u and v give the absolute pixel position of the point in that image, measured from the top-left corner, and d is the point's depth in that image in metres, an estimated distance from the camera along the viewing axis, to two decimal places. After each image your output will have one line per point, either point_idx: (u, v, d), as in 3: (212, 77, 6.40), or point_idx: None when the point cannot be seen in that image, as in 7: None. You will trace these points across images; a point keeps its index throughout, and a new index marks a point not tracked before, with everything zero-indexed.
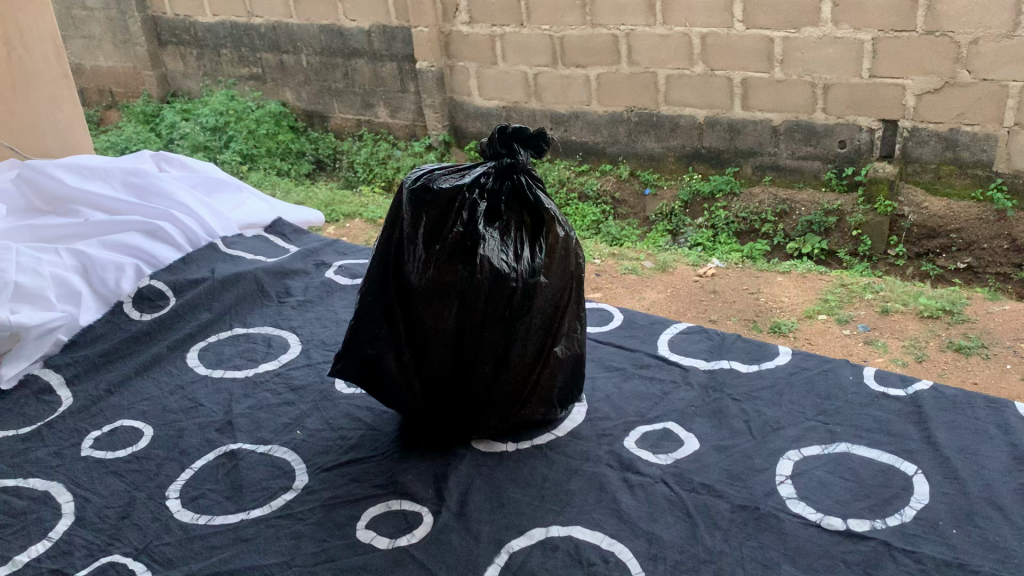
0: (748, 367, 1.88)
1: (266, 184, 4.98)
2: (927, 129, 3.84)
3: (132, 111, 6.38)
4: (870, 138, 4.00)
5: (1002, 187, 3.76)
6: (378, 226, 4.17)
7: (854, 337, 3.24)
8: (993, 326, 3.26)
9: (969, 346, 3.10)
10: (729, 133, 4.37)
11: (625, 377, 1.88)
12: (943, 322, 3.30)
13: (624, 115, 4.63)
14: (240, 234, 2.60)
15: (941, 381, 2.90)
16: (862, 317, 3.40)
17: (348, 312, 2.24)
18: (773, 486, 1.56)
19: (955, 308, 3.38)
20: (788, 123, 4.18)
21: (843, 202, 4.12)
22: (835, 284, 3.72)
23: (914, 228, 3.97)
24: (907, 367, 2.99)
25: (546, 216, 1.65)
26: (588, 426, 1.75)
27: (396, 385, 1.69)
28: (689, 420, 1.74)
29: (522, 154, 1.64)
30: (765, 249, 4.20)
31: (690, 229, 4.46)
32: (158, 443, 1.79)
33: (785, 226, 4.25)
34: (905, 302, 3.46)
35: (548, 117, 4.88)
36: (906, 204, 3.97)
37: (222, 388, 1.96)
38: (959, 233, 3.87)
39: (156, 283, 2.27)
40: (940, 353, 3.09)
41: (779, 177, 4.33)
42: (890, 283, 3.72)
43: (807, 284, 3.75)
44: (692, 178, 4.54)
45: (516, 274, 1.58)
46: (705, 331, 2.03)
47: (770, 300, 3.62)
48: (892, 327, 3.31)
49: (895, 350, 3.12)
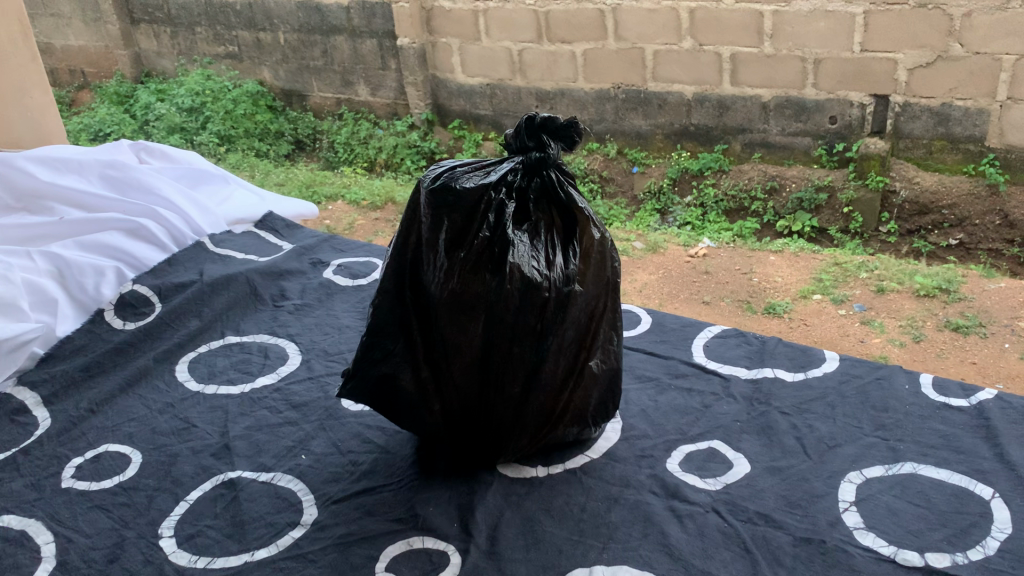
0: (794, 376, 1.73)
1: (245, 166, 4.73)
2: (920, 104, 3.69)
3: (104, 92, 6.09)
4: (862, 114, 3.85)
5: (995, 162, 3.64)
6: (363, 209, 3.96)
7: (850, 317, 3.10)
8: (991, 305, 3.12)
9: (967, 324, 2.97)
10: (717, 109, 4.19)
11: (660, 388, 1.72)
12: (939, 301, 3.16)
13: (611, 92, 4.44)
14: (228, 230, 2.41)
15: (939, 362, 2.76)
16: (858, 296, 3.25)
17: (349, 317, 2.06)
18: (837, 514, 1.41)
19: (951, 287, 3.24)
20: (778, 99, 4.02)
21: (833, 178, 3.95)
22: (829, 262, 3.56)
23: (905, 204, 3.81)
24: (904, 348, 2.85)
25: (580, 217, 1.47)
26: (624, 447, 1.58)
27: (414, 406, 1.52)
28: (737, 438, 1.58)
29: (553, 148, 1.46)
30: (756, 228, 4.01)
31: (678, 207, 4.25)
32: (148, 472, 1.61)
33: (775, 203, 4.06)
34: (901, 280, 3.32)
35: (534, 94, 4.66)
36: (898, 179, 3.82)
37: (216, 406, 1.78)
38: (951, 210, 3.73)
39: (139, 288, 2.08)
40: (938, 332, 2.95)
41: (768, 154, 4.16)
42: (885, 260, 3.58)
43: (800, 263, 3.59)
44: (681, 156, 4.36)
45: (549, 283, 1.41)
46: (743, 335, 1.87)
47: (764, 280, 3.47)
48: (889, 306, 3.16)
49: (891, 330, 2.98)
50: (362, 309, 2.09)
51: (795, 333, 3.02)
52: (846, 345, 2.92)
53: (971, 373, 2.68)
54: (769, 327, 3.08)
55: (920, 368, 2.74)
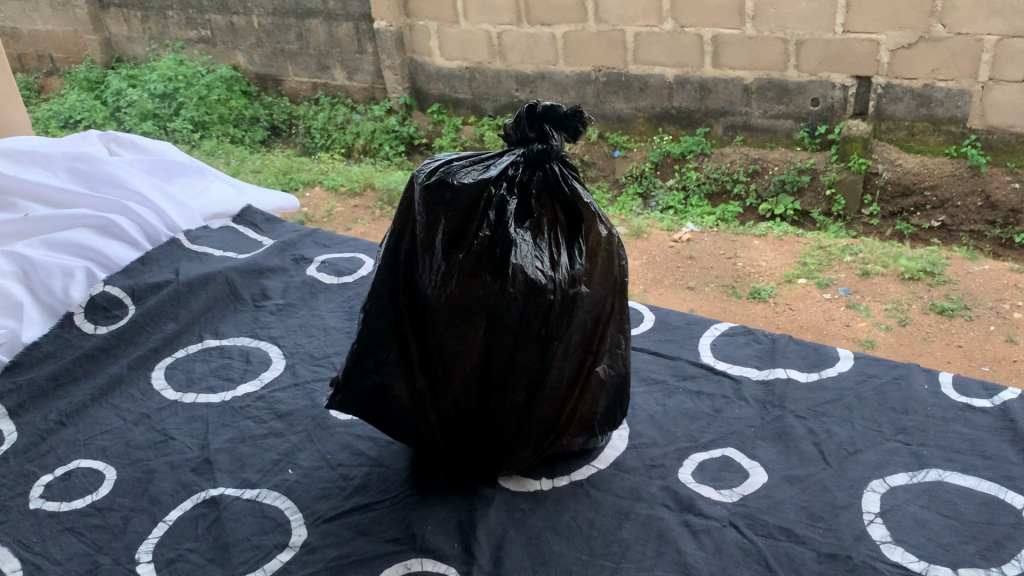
0: (808, 376, 1.64)
1: (219, 153, 4.57)
2: (902, 86, 3.60)
3: (74, 78, 5.89)
4: (844, 96, 3.75)
5: (977, 143, 3.54)
6: (342, 196, 3.82)
7: (834, 301, 3.02)
8: (974, 288, 3.05)
9: (952, 308, 2.90)
10: (699, 92, 4.08)
11: (668, 392, 1.63)
12: (923, 284, 3.08)
13: (592, 75, 4.31)
14: (205, 226, 2.28)
15: (926, 346, 2.70)
16: (842, 280, 3.17)
17: (335, 318, 1.95)
18: (862, 527, 1.33)
19: (936, 269, 3.16)
20: (760, 80, 3.90)
21: (815, 160, 3.87)
22: (813, 245, 3.48)
23: (888, 185, 3.75)
24: (889, 332, 2.78)
25: (586, 213, 1.37)
26: (633, 456, 1.49)
27: (409, 417, 1.43)
28: (751, 446, 1.49)
29: (557, 138, 1.35)
30: (738, 211, 3.95)
31: (661, 192, 4.20)
32: (124, 490, 1.50)
33: (757, 186, 3.98)
34: (885, 263, 3.23)
35: (514, 78, 4.53)
36: (880, 161, 3.73)
37: (196, 416, 1.67)
38: (934, 190, 3.66)
39: (111, 289, 1.95)
40: (924, 316, 2.88)
41: (751, 137, 4.07)
42: (868, 243, 3.50)
43: (784, 247, 3.51)
44: (662, 139, 4.26)
45: (554, 285, 1.30)
46: (751, 333, 1.78)
47: (748, 264, 3.37)
48: (874, 290, 3.07)
49: (877, 314, 2.90)
50: (349, 309, 1.98)
51: (781, 318, 2.94)
52: (831, 330, 2.84)
53: (956, 357, 2.62)
54: (754, 314, 2.99)
55: (906, 352, 2.67)
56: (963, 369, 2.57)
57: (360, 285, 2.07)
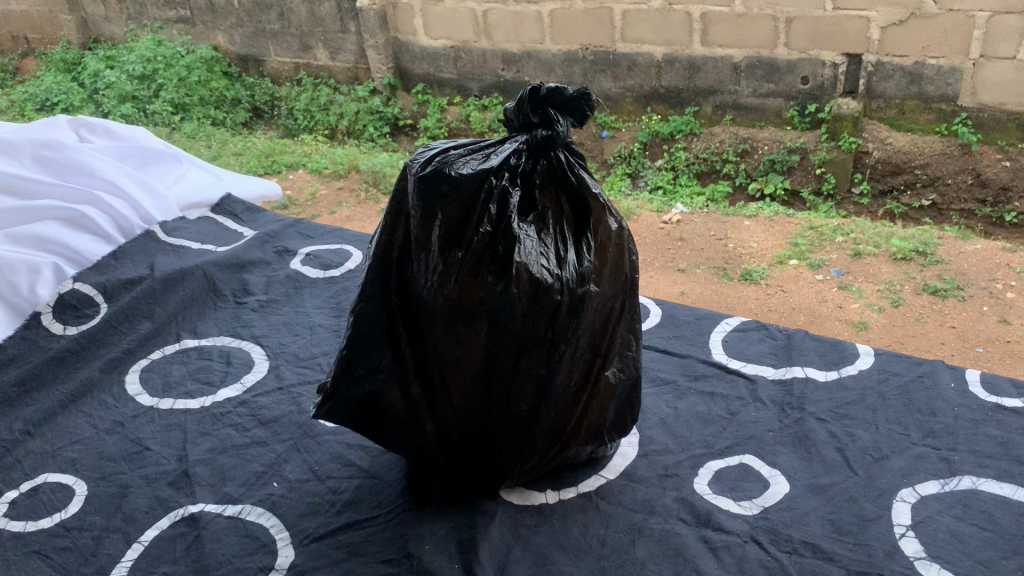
0: (827, 375, 1.55)
1: (199, 136, 4.39)
2: (892, 64, 3.49)
3: (49, 60, 5.70)
4: (834, 74, 3.63)
5: (967, 122, 3.44)
6: (326, 178, 3.69)
7: (827, 283, 2.91)
8: (967, 266, 2.96)
9: (945, 288, 2.80)
10: (688, 71, 3.96)
11: (679, 393, 1.53)
12: (916, 265, 2.98)
13: (579, 54, 4.17)
14: (182, 217, 2.16)
15: (919, 326, 2.60)
16: (834, 261, 3.06)
17: (322, 315, 1.83)
18: (894, 542, 1.23)
19: (928, 248, 3.06)
20: (749, 59, 3.79)
21: (805, 139, 3.75)
22: (804, 226, 3.36)
23: (878, 164, 3.61)
24: (881, 313, 2.68)
25: (594, 205, 1.26)
26: (644, 465, 1.39)
27: (405, 427, 1.32)
28: (770, 452, 1.40)
29: (563, 123, 1.24)
30: (728, 191, 3.83)
31: (650, 171, 4.05)
32: (95, 507, 1.39)
33: (747, 165, 3.86)
34: (877, 243, 3.14)
35: (499, 57, 4.39)
36: (871, 140, 3.62)
37: (173, 425, 1.55)
38: (924, 169, 3.54)
39: (81, 286, 1.82)
40: (916, 297, 2.77)
41: (741, 116, 3.94)
42: (859, 223, 3.39)
43: (776, 228, 3.39)
44: (651, 119, 4.13)
45: (562, 284, 1.19)
46: (764, 328, 1.69)
47: (739, 246, 3.26)
48: (866, 270, 2.98)
49: (869, 295, 2.80)
50: (336, 305, 1.87)
51: (773, 300, 2.83)
52: (825, 311, 2.74)
53: (948, 337, 2.53)
54: (747, 296, 2.89)
55: (898, 334, 2.57)
56: (956, 351, 2.47)
57: (348, 279, 1.96)
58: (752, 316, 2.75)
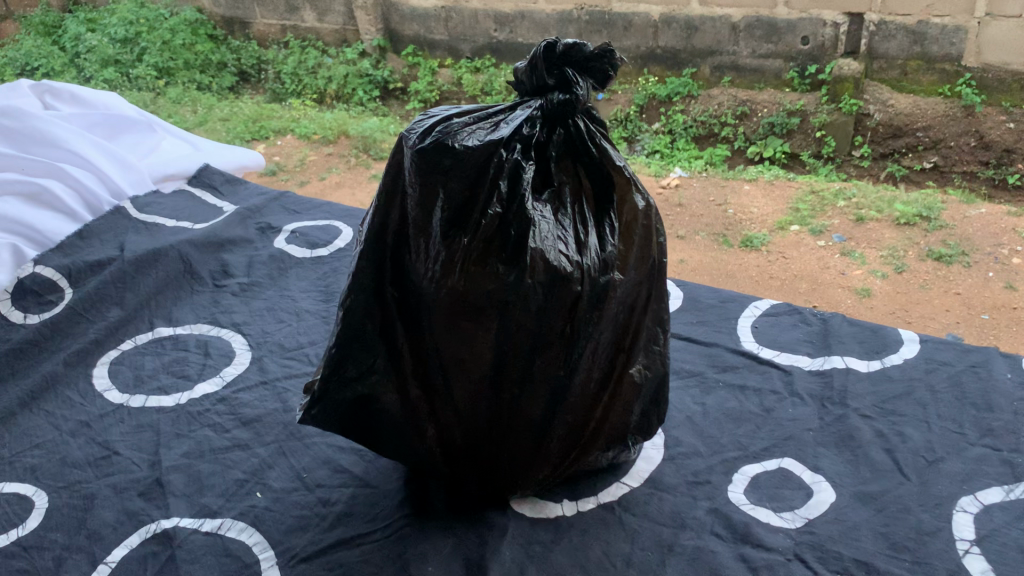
0: (869, 366, 1.40)
1: (185, 100, 4.15)
2: (895, 23, 3.32)
3: (28, 22, 5.43)
4: (835, 33, 3.44)
5: (971, 83, 3.26)
6: (315, 144, 3.49)
7: (830, 249, 2.71)
8: (974, 234, 2.73)
9: (949, 254, 2.61)
10: (685, 31, 3.74)
11: (707, 387, 1.38)
12: (920, 231, 2.77)
13: (574, 13, 3.93)
14: (156, 191, 1.98)
15: (922, 294, 2.44)
16: (836, 227, 2.84)
17: (310, 300, 1.67)
18: (958, 560, 1.08)
19: (931, 213, 2.84)
20: (748, 18, 3.59)
21: (806, 102, 3.48)
22: (805, 192, 3.11)
23: (879, 127, 3.36)
24: (886, 280, 2.52)
25: (618, 179, 1.10)
26: (672, 470, 1.24)
27: (403, 433, 1.17)
28: (812, 456, 1.25)
29: (583, 85, 1.07)
30: (725, 154, 3.53)
31: (646, 135, 3.74)
32: (56, 522, 1.23)
33: (745, 129, 3.57)
34: (880, 209, 2.91)
35: (491, 17, 4.17)
36: (872, 102, 3.38)
37: (145, 425, 1.39)
38: (926, 132, 3.29)
39: (43, 270, 1.65)
40: (920, 263, 2.59)
41: (739, 77, 3.71)
42: (863, 187, 3.14)
43: (776, 193, 3.14)
44: (647, 80, 3.87)
45: (582, 273, 1.04)
46: (797, 311, 1.54)
47: (740, 212, 3.02)
48: (868, 236, 2.77)
49: (872, 261, 2.62)
50: (325, 288, 1.71)
51: (774, 267, 2.65)
52: (826, 278, 2.57)
53: (954, 304, 2.38)
54: (747, 263, 2.70)
55: (902, 302, 2.41)
56: (961, 319, 2.32)
57: (337, 259, 1.79)
58: (750, 282, 2.58)
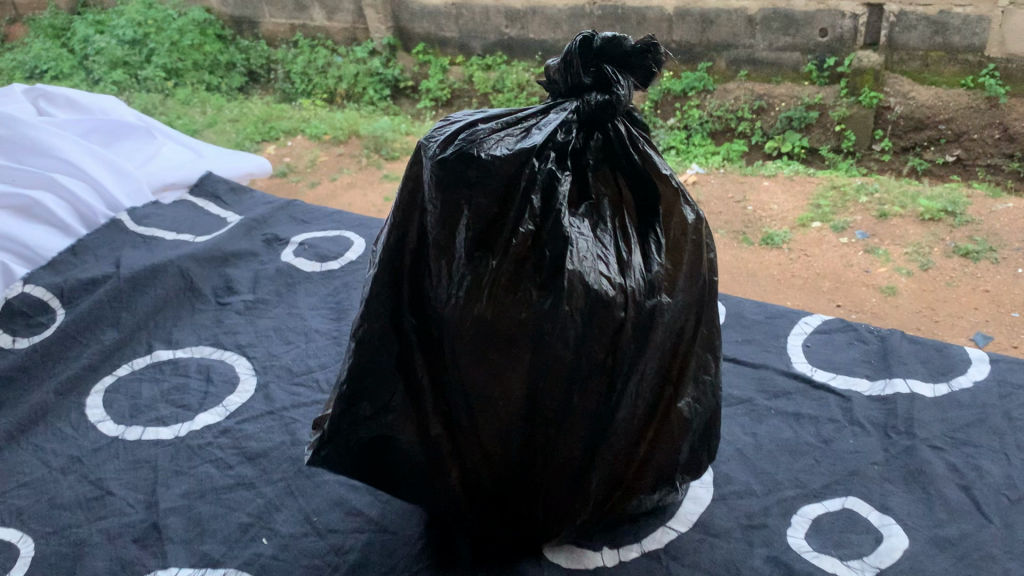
0: (935, 389, 1.27)
1: (194, 100, 4.00)
2: (915, 12, 3.02)
3: (38, 25, 5.30)
4: (854, 25, 3.12)
5: (995, 73, 2.98)
6: (325, 144, 3.37)
7: (852, 246, 2.50)
8: (1001, 227, 2.52)
9: (975, 249, 2.41)
10: (700, 24, 3.38)
11: (757, 416, 1.26)
12: (945, 225, 2.55)
13: (586, 8, 3.66)
14: (155, 202, 1.87)
15: (949, 292, 2.25)
16: (859, 223, 2.62)
17: (319, 319, 1.55)
18: None
19: (957, 208, 2.61)
20: (764, 11, 3.25)
21: (825, 95, 3.20)
22: (826, 185, 2.87)
23: (900, 120, 3.12)
24: (910, 278, 2.32)
25: (664, 190, 0.98)
26: (723, 513, 1.12)
27: (424, 477, 1.04)
28: (879, 495, 1.12)
29: (624, 84, 0.95)
30: (743, 150, 3.23)
31: (659, 131, 3.36)
32: (42, 572, 1.11)
33: (763, 123, 3.27)
34: (903, 203, 2.67)
35: (502, 13, 3.93)
36: (892, 94, 3.12)
37: (141, 461, 1.28)
38: (949, 124, 3.05)
39: (33, 290, 1.54)
40: (945, 260, 2.39)
41: (756, 71, 3.35)
42: (886, 181, 2.90)
43: (795, 188, 2.87)
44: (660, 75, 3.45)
45: (625, 298, 0.92)
46: (851, 328, 1.41)
47: (760, 208, 2.76)
48: (892, 232, 2.55)
49: (896, 258, 2.41)
50: (335, 305, 1.58)
51: (795, 266, 2.44)
52: (850, 276, 2.37)
53: (982, 302, 2.20)
54: (768, 262, 2.48)
55: (927, 302, 2.22)
56: (990, 317, 2.15)
57: (349, 273, 1.67)
58: (774, 282, 2.38)
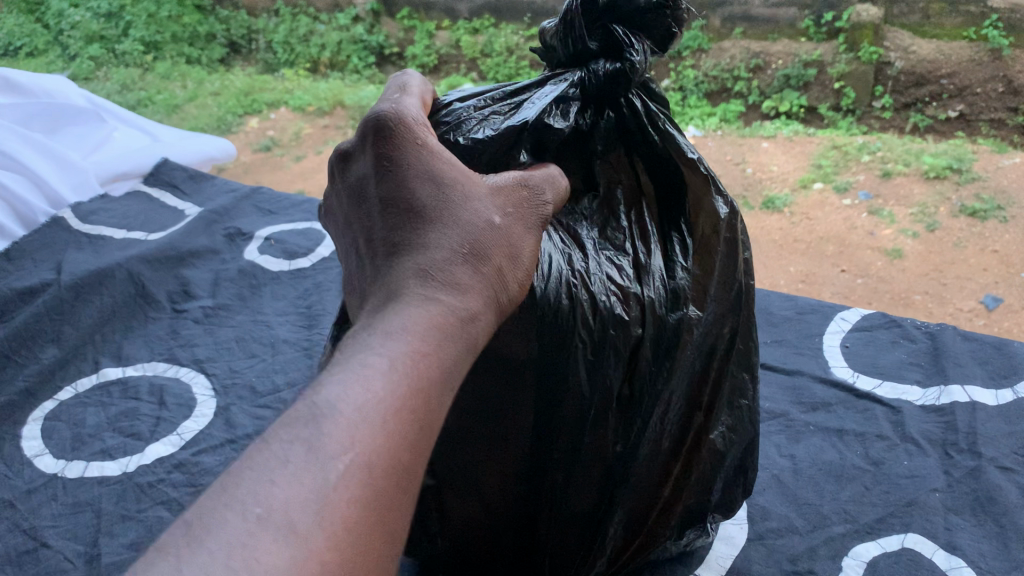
0: (998, 397, 1.10)
1: (177, 72, 3.44)
2: None
3: None
4: None
5: (998, 24, 2.68)
6: (310, 116, 3.08)
7: (855, 208, 2.29)
8: (1010, 184, 2.34)
9: (984, 207, 2.22)
10: None
11: (794, 435, 1.09)
12: (951, 182, 2.35)
13: None
14: (104, 195, 1.68)
15: (958, 254, 2.09)
16: (862, 182, 2.40)
17: (288, 327, 1.37)
18: None
19: (962, 164, 2.41)
20: None
21: (823, 51, 2.81)
22: (826, 144, 2.62)
23: (900, 75, 2.79)
24: (918, 240, 2.14)
25: (690, 178, 0.80)
26: (762, 559, 0.94)
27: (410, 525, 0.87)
28: (943, 529, 0.94)
29: (639, 49, 0.76)
30: (741, 111, 2.84)
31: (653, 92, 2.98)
32: None
33: (760, 82, 2.88)
34: (907, 160, 2.45)
35: None
36: (892, 49, 2.78)
37: (82, 504, 1.09)
38: (951, 78, 2.75)
39: None
40: (953, 219, 2.21)
41: (751, 28, 2.93)
42: (887, 137, 2.66)
43: (795, 148, 2.61)
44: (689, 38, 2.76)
45: (641, 311, 0.77)
46: (896, 325, 1.25)
47: (760, 170, 2.49)
48: (896, 192, 2.34)
49: (902, 218, 2.23)
50: (305, 311, 1.41)
51: (798, 229, 2.24)
52: (853, 239, 2.18)
53: (994, 263, 2.04)
54: (768, 226, 2.27)
55: (936, 264, 2.06)
56: (1001, 277, 2.00)
57: (320, 271, 1.50)
58: (775, 246, 2.18)
